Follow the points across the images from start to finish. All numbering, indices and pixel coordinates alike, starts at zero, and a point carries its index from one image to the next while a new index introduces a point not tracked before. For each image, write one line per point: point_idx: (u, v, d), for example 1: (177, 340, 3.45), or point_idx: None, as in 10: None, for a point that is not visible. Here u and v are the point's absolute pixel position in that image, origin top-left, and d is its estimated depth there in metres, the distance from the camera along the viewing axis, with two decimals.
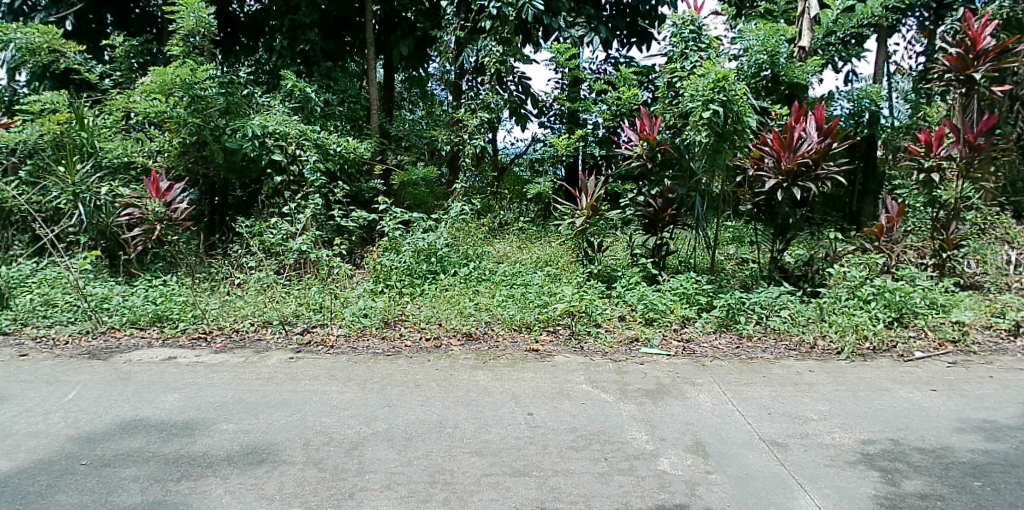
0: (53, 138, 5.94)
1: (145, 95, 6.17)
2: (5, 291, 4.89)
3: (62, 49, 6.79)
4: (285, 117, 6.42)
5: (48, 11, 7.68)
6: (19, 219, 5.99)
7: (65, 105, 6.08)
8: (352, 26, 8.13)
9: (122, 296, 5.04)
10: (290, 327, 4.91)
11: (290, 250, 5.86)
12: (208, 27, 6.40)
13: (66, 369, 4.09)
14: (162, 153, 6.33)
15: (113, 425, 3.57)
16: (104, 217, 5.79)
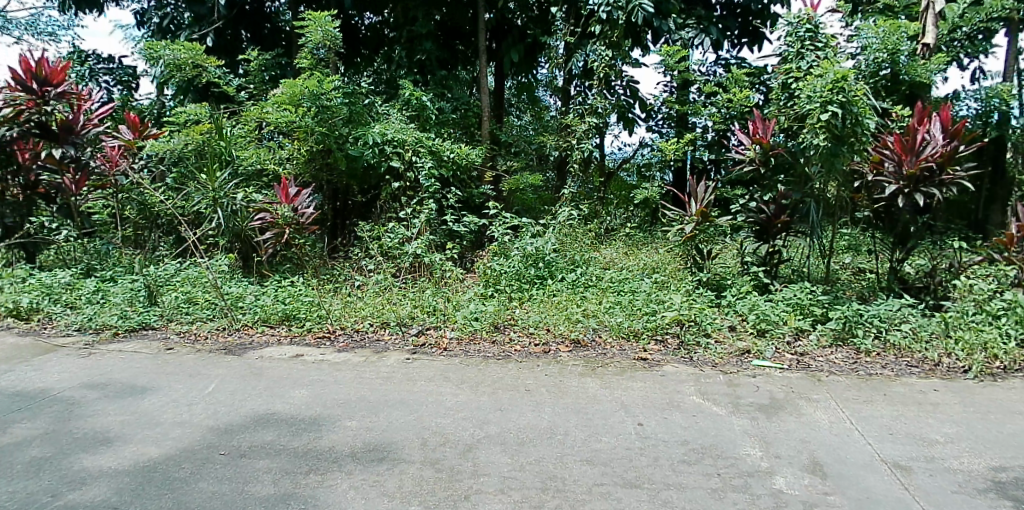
0: (195, 148, 6.24)
1: (276, 106, 6.48)
2: (153, 289, 5.20)
3: (204, 65, 7.27)
4: (402, 125, 6.65)
5: (192, 28, 8.23)
6: (165, 222, 6.57)
7: (206, 116, 6.44)
8: (464, 35, 8.34)
9: (254, 295, 5.31)
10: (406, 328, 5.05)
11: (405, 254, 6.06)
12: (333, 40, 6.70)
13: (206, 363, 4.35)
14: (291, 160, 6.73)
15: (249, 418, 3.78)
16: (239, 221, 5.97)
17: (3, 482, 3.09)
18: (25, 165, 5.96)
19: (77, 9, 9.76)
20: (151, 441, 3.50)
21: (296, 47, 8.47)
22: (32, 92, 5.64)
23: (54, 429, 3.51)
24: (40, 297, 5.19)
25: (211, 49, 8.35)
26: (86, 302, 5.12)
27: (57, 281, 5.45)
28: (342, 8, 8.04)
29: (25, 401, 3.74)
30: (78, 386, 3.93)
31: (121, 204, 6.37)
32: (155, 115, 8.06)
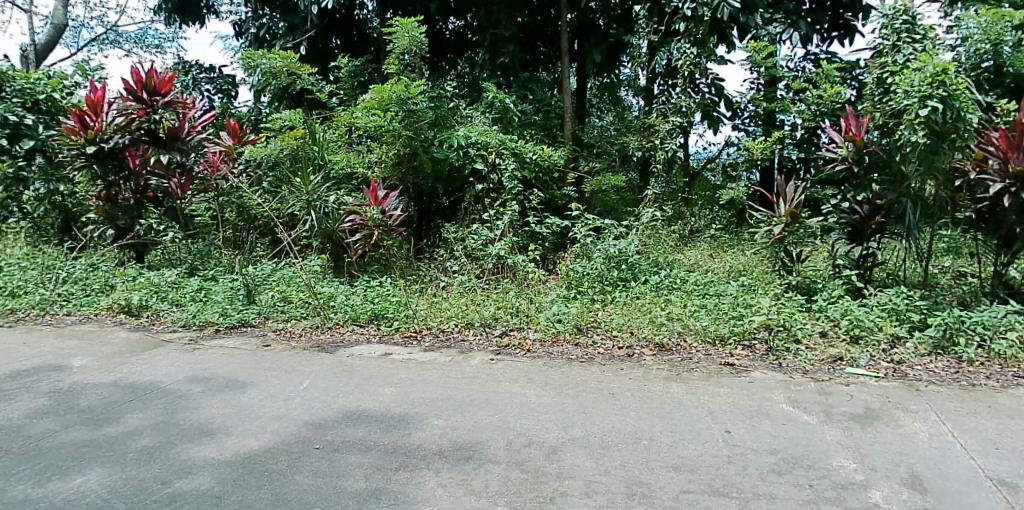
0: (290, 153, 6.75)
1: (364, 111, 6.65)
2: (251, 288, 5.43)
3: (298, 72, 7.59)
4: (486, 128, 6.75)
5: (286, 37, 8.65)
6: (261, 224, 6.81)
7: (300, 122, 6.91)
8: (547, 37, 8.45)
9: (345, 295, 5.47)
10: (490, 329, 5.09)
11: (489, 255, 6.10)
12: (419, 45, 6.85)
13: (301, 360, 4.50)
14: (380, 163, 6.85)
15: (341, 414, 3.89)
16: (331, 223, 6.12)
17: (118, 468, 3.26)
18: (136, 171, 6.38)
19: (181, 22, 10.33)
20: (251, 434, 3.65)
21: (384, 54, 8.53)
22: (144, 102, 6.11)
23: (163, 420, 3.69)
24: (149, 295, 5.49)
25: (305, 57, 8.82)
26: (190, 300, 5.39)
27: (163, 279, 5.75)
28: (429, 13, 8.24)
29: (136, 392, 3.94)
30: (184, 379, 4.13)
31: (221, 208, 6.69)
32: (252, 122, 8.46)
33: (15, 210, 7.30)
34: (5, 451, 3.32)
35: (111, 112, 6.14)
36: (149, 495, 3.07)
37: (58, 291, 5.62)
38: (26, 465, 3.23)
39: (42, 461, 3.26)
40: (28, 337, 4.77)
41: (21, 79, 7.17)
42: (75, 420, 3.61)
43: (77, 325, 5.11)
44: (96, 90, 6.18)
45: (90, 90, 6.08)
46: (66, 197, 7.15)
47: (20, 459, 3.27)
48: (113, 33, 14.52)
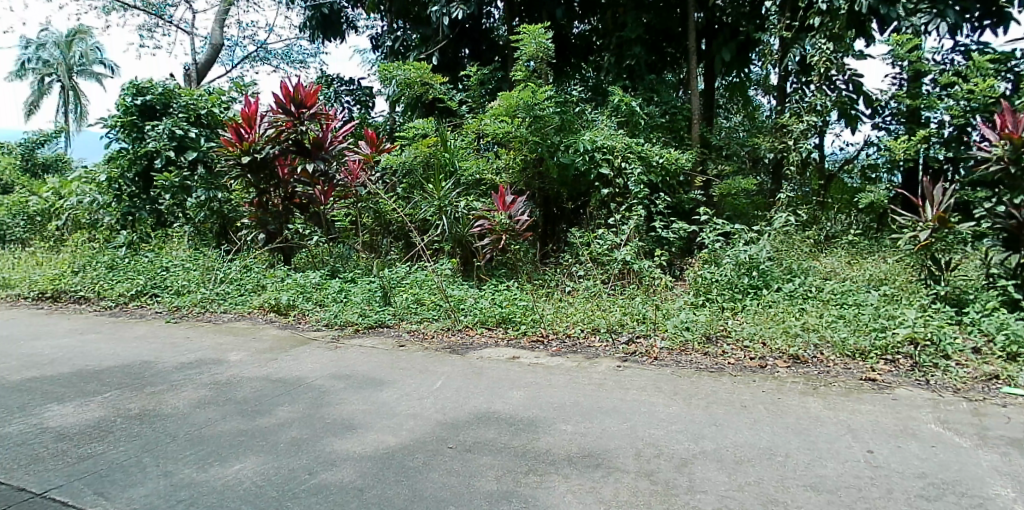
0: (423, 160, 6.91)
1: (494, 118, 6.76)
2: (387, 289, 5.66)
3: (430, 82, 7.85)
4: (612, 132, 6.76)
5: (419, 49, 9.14)
6: (396, 229, 7.13)
7: (432, 130, 7.06)
8: (674, 37, 8.47)
9: (474, 298, 5.60)
10: (616, 335, 5.06)
11: (615, 260, 6.06)
12: (545, 51, 6.92)
13: (434, 361, 4.63)
14: (507, 169, 7.02)
15: (472, 415, 3.96)
16: (461, 228, 6.39)
17: (270, 457, 3.42)
18: (285, 179, 6.78)
19: (324, 39, 11.01)
20: (389, 430, 3.77)
21: (512, 61, 8.78)
22: (292, 114, 6.51)
23: (309, 414, 3.86)
24: (296, 295, 5.83)
25: (438, 68, 9.33)
26: (332, 300, 5.70)
27: (309, 281, 6.11)
28: (556, 19, 8.58)
29: (285, 387, 4.17)
30: (327, 376, 4.34)
31: (358, 213, 7.02)
32: (387, 131, 8.88)
33: (182, 217, 7.78)
34: (172, 436, 3.55)
35: (264, 125, 6.65)
36: (297, 484, 3.19)
37: (217, 291, 6.11)
38: (191, 450, 3.44)
39: (205, 447, 3.47)
40: (191, 333, 5.19)
41: (185, 96, 7.91)
42: (232, 411, 3.84)
43: (233, 323, 5.52)
44: (251, 106, 6.74)
45: (245, 105, 6.64)
46: (223, 204, 7.55)
47: (186, 444, 3.48)
48: (262, 52, 15.58)
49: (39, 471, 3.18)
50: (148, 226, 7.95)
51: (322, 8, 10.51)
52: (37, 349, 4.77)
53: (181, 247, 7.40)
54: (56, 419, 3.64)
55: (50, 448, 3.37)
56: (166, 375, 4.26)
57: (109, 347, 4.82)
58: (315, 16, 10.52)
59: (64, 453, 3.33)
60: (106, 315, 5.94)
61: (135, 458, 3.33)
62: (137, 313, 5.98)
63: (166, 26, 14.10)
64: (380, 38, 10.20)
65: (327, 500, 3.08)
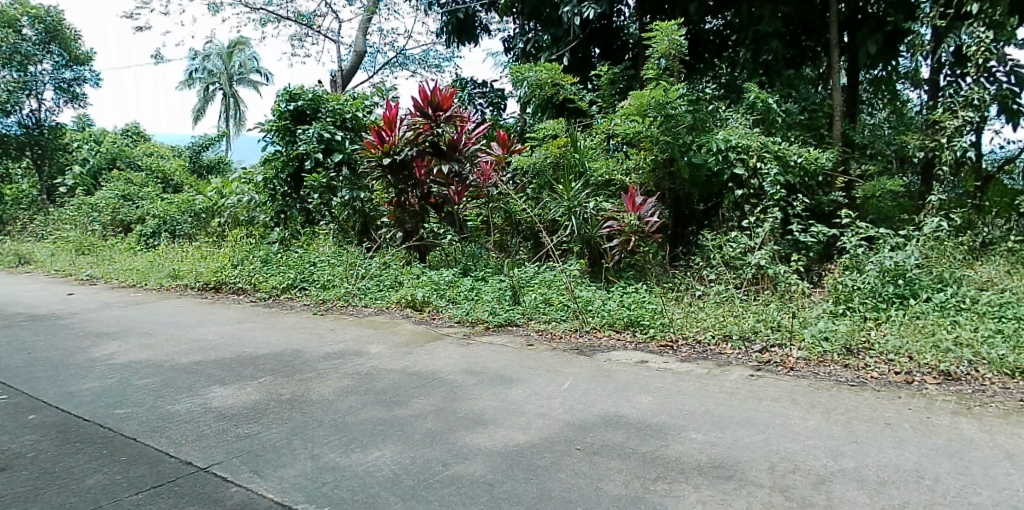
0: (554, 160, 6.96)
1: (625, 118, 6.80)
2: (517, 288, 5.76)
3: (561, 82, 8.00)
4: (747, 131, 6.55)
5: (550, 49, 9.40)
6: (525, 229, 7.16)
7: (562, 131, 7.22)
8: (814, 30, 8.04)
9: (602, 299, 5.57)
10: (750, 344, 4.86)
11: (748, 264, 5.93)
12: (679, 48, 6.80)
13: (563, 361, 4.64)
14: (637, 170, 6.90)
15: (600, 417, 3.90)
16: (590, 228, 6.39)
17: (407, 447, 3.52)
18: (421, 180, 7.01)
19: (459, 43, 11.37)
20: (518, 427, 3.77)
21: (643, 58, 8.61)
22: (428, 117, 6.81)
23: (443, 407, 3.96)
24: (431, 292, 6.04)
25: (569, 67, 9.48)
26: (464, 298, 5.86)
27: (442, 278, 6.31)
28: (688, 15, 8.51)
29: (420, 380, 4.31)
30: (460, 371, 4.45)
31: (490, 213, 7.15)
32: (518, 132, 9.00)
33: (328, 215, 8.29)
34: (319, 421, 3.74)
35: (403, 128, 6.85)
36: (432, 474, 3.26)
37: (359, 285, 6.47)
38: (335, 436, 3.60)
39: (347, 434, 3.62)
40: (335, 324, 5.52)
41: (333, 101, 8.39)
42: (372, 400, 4.01)
43: (372, 316, 5.81)
44: (391, 109, 7.03)
45: (386, 109, 6.92)
46: (365, 203, 7.89)
47: (330, 429, 3.66)
48: (402, 57, 16.31)
49: (203, 447, 3.45)
50: (299, 223, 8.51)
51: (457, 12, 10.78)
52: (204, 334, 5.25)
53: (327, 244, 7.96)
54: (218, 400, 3.96)
55: (213, 426, 3.65)
56: (314, 364, 4.54)
57: (264, 335, 5.21)
58: (451, 21, 10.84)
59: (225, 432, 3.60)
60: (262, 305, 6.47)
61: (286, 440, 3.54)
62: (288, 304, 6.46)
63: (315, 36, 15.10)
64: (512, 40, 10.48)
65: (458, 493, 3.10)
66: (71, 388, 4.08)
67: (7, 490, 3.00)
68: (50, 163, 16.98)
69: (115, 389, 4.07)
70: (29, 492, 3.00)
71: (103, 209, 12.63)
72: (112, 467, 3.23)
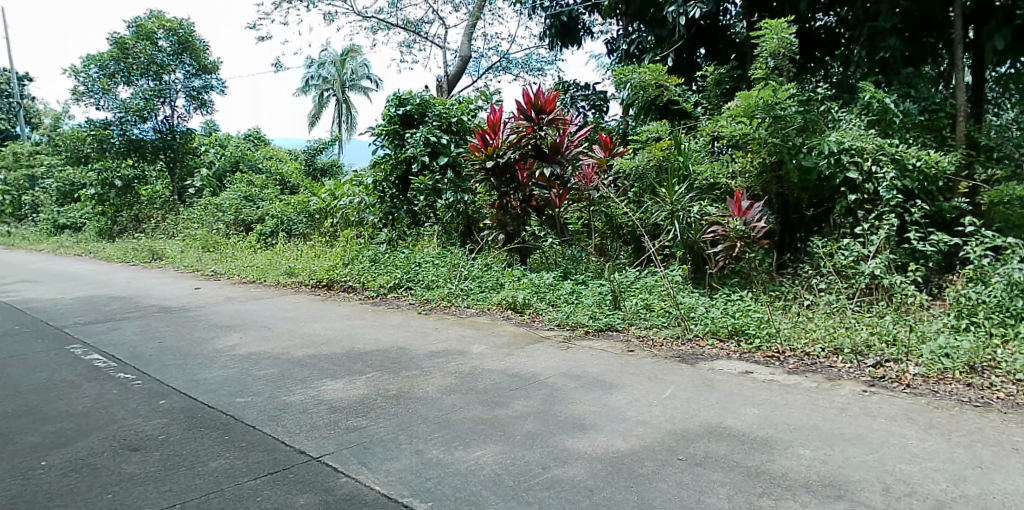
0: (656, 163, 6.79)
1: (732, 119, 6.58)
2: (618, 293, 5.71)
3: (665, 84, 7.96)
4: (862, 132, 6.20)
5: (654, 50, 9.33)
6: (625, 232, 7.04)
7: (666, 133, 7.01)
8: (935, 25, 7.60)
9: (705, 307, 5.42)
10: (862, 358, 4.60)
11: (862, 273, 5.68)
12: (789, 47, 6.58)
13: (664, 368, 4.54)
14: (744, 173, 6.67)
15: (703, 428, 3.77)
16: (693, 233, 6.25)
17: (507, 448, 3.53)
18: (524, 183, 7.11)
19: (562, 46, 11.41)
20: (618, 433, 3.70)
21: (751, 58, 8.43)
22: (533, 120, 6.91)
23: (543, 409, 3.94)
24: (531, 294, 6.07)
25: (672, 69, 9.47)
26: (565, 301, 5.85)
27: (542, 281, 6.33)
28: (800, 12, 8.37)
29: (521, 382, 4.33)
30: (560, 375, 4.44)
31: (591, 217, 7.11)
32: (620, 134, 8.92)
33: (432, 217, 8.52)
34: (423, 418, 3.81)
35: (506, 130, 7.01)
36: (532, 477, 3.25)
37: (462, 286, 6.59)
38: (438, 433, 3.66)
39: (450, 432, 3.67)
40: (439, 324, 5.66)
41: (439, 105, 8.51)
42: (474, 400, 4.05)
43: (474, 317, 5.91)
44: (495, 112, 7.14)
45: (490, 112, 7.04)
46: (468, 206, 7.96)
47: (433, 426, 3.72)
48: (505, 61, 16.50)
49: (315, 437, 3.59)
50: (405, 224, 8.80)
51: (562, 15, 10.83)
52: (318, 330, 5.51)
53: (431, 245, 8.07)
54: (329, 393, 4.12)
55: (324, 418, 3.80)
56: (418, 361, 4.65)
57: (372, 332, 5.40)
58: (555, 24, 10.90)
59: (334, 424, 3.73)
60: (370, 303, 6.71)
61: (392, 435, 3.63)
62: (394, 303, 6.66)
63: (423, 42, 15.56)
64: (616, 43, 10.48)
65: (558, 496, 3.07)
66: (198, 376, 4.36)
67: (141, 469, 3.23)
68: (181, 166, 17.33)
69: (235, 379, 4.32)
70: (160, 472, 3.22)
71: (227, 209, 13.41)
72: (232, 452, 3.42)
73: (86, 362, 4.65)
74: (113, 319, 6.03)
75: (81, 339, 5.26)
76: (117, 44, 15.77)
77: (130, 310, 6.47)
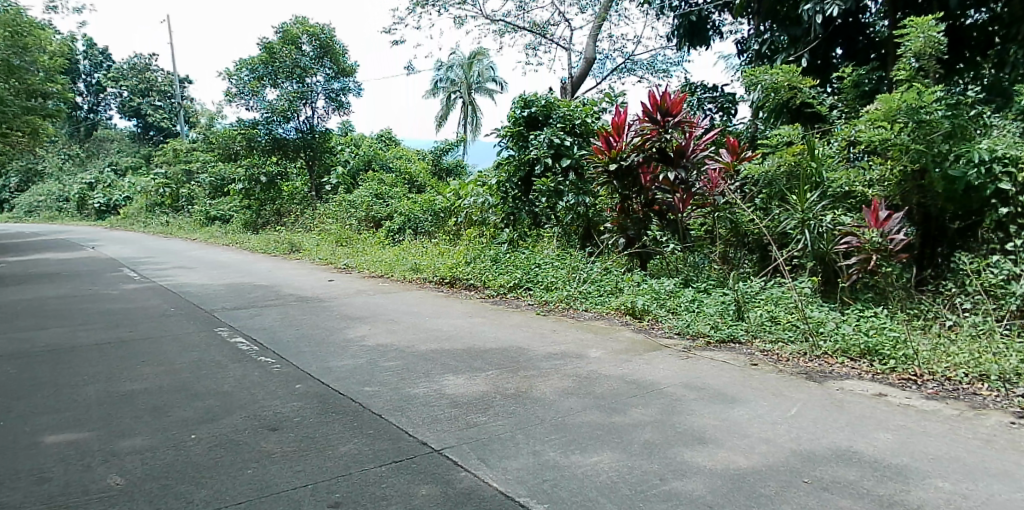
0: (788, 169, 6.55)
1: (870, 124, 6.25)
2: (741, 304, 5.52)
3: (799, 85, 7.67)
4: (1017, 140, 5.66)
5: (788, 50, 9.12)
6: (750, 241, 6.83)
7: (798, 137, 6.76)
8: None
9: (836, 322, 5.13)
10: (1012, 386, 4.13)
11: (1013, 295, 5.25)
12: (936, 47, 6.17)
13: (789, 385, 4.34)
14: (882, 182, 6.34)
15: (831, 450, 3.51)
16: (825, 244, 5.97)
17: (625, 456, 3.43)
18: (646, 187, 7.03)
19: (690, 46, 11.19)
20: (741, 449, 3.52)
21: (893, 57, 8.07)
22: (657, 122, 6.83)
23: (662, 419, 3.84)
24: (651, 300, 5.98)
25: (806, 70, 9.28)
26: (685, 309, 5.72)
27: (663, 287, 6.22)
28: (950, 7, 7.74)
29: (640, 389, 4.26)
30: (680, 385, 4.33)
31: (715, 223, 6.97)
32: (748, 138, 8.62)
33: (552, 219, 8.56)
34: (540, 419, 3.83)
35: (630, 133, 6.99)
36: (649, 488, 3.13)
37: (580, 289, 6.59)
38: (555, 435, 3.65)
39: (566, 435, 3.65)
40: (558, 326, 5.69)
41: (564, 107, 8.50)
42: (592, 404, 4.02)
43: (591, 321, 5.91)
44: (619, 115, 7.11)
45: (615, 114, 7.02)
46: (588, 208, 8.06)
47: (550, 428, 3.72)
48: (629, 62, 16.35)
49: (437, 430, 3.68)
50: (526, 225, 8.78)
51: (690, 15, 10.64)
52: (441, 325, 5.67)
53: (551, 247, 8.23)
54: (450, 388, 4.22)
55: (445, 412, 3.89)
56: (537, 362, 4.69)
57: (493, 331, 5.51)
58: (683, 24, 10.71)
59: (455, 419, 3.81)
60: (490, 303, 6.85)
61: (510, 434, 3.66)
62: (514, 303, 6.82)
63: (548, 44, 15.68)
64: (747, 42, 10.16)
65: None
66: (330, 363, 4.60)
67: (278, 448, 3.44)
68: (318, 164, 18.04)
69: (364, 368, 4.52)
70: (293, 453, 3.41)
71: (359, 205, 14.07)
72: (361, 439, 3.57)
73: (232, 345, 5.03)
74: (255, 305, 6.49)
75: (228, 323, 5.70)
76: (266, 49, 16.71)
77: (271, 298, 6.94)
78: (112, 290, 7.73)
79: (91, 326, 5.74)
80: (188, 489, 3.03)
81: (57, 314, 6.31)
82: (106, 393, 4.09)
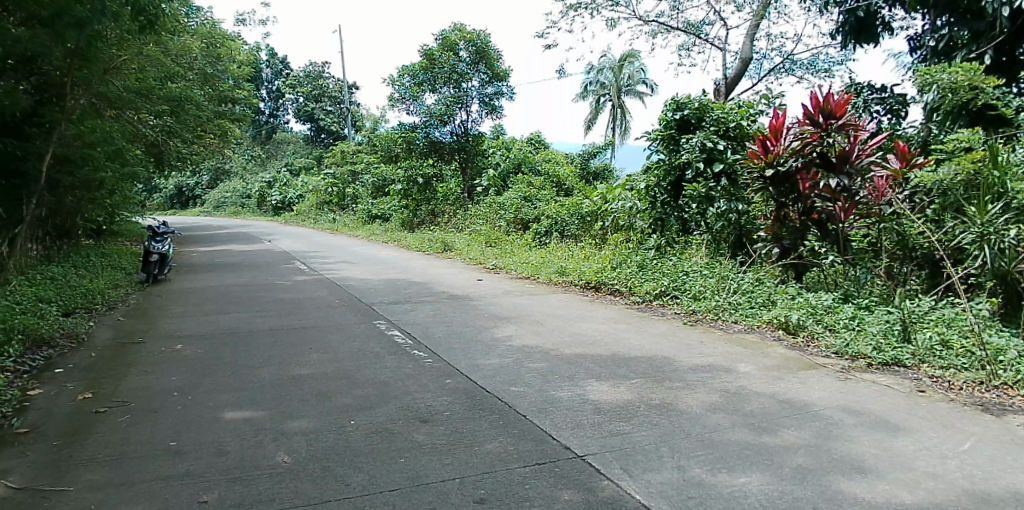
0: (966, 178, 6.13)
1: None
2: (908, 324, 5.12)
3: (982, 85, 7.28)
4: None
5: (970, 46, 8.45)
6: (919, 254, 6.44)
7: (980, 142, 6.44)
8: None
9: (1019, 351, 4.64)
10: None
11: None
12: None
13: (962, 417, 3.99)
14: None
15: (1009, 492, 3.16)
16: (1008, 261, 5.52)
17: (775, 479, 3.29)
18: (805, 194, 6.72)
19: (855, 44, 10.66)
20: (902, 483, 3.27)
21: None
22: (818, 125, 6.54)
23: (816, 444, 3.67)
24: (806, 316, 5.72)
25: (989, 68, 8.52)
26: (844, 327, 5.42)
27: (820, 302, 5.92)
28: None
29: (793, 410, 4.09)
30: (837, 408, 4.12)
31: (879, 235, 6.63)
32: (920, 143, 8.03)
33: (702, 225, 8.37)
34: (686, 433, 3.77)
35: (789, 137, 6.70)
36: None
37: (730, 300, 6.42)
38: (701, 451, 3.57)
39: (713, 452, 3.57)
40: (705, 337, 5.60)
41: (718, 110, 8.17)
42: (741, 422, 3.91)
43: (741, 333, 5.76)
44: (778, 117, 6.84)
45: (772, 117, 6.74)
46: (741, 215, 7.72)
47: (697, 444, 3.65)
48: (788, 62, 15.50)
49: (580, 436, 3.72)
50: (674, 231, 8.71)
51: (858, 10, 10.25)
52: (588, 330, 5.72)
53: (699, 254, 8.05)
54: (595, 394, 4.25)
55: (589, 418, 3.93)
56: (683, 374, 4.64)
57: (639, 338, 5.50)
58: (850, 19, 10.30)
59: (599, 426, 3.83)
60: (636, 309, 6.89)
61: (655, 446, 3.63)
62: (660, 311, 6.77)
63: (702, 44, 15.17)
64: (922, 38, 9.49)
65: None
66: (478, 361, 4.78)
67: (429, 440, 3.61)
68: (471, 166, 18.68)
69: (511, 368, 4.65)
70: (443, 445, 3.57)
71: (509, 208, 14.30)
72: (506, 438, 3.68)
73: (390, 337, 5.36)
74: (410, 300, 6.87)
75: (385, 316, 6.05)
76: (427, 56, 17.35)
77: (425, 294, 7.31)
78: (284, 280, 8.48)
79: (267, 312, 6.33)
80: (347, 472, 3.24)
81: (239, 300, 7.02)
82: (278, 375, 4.49)
